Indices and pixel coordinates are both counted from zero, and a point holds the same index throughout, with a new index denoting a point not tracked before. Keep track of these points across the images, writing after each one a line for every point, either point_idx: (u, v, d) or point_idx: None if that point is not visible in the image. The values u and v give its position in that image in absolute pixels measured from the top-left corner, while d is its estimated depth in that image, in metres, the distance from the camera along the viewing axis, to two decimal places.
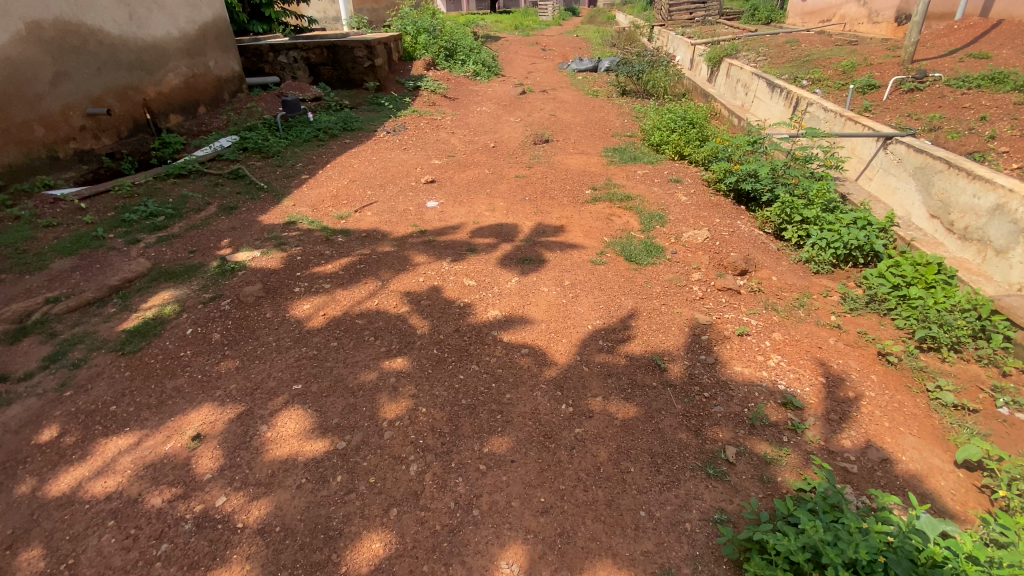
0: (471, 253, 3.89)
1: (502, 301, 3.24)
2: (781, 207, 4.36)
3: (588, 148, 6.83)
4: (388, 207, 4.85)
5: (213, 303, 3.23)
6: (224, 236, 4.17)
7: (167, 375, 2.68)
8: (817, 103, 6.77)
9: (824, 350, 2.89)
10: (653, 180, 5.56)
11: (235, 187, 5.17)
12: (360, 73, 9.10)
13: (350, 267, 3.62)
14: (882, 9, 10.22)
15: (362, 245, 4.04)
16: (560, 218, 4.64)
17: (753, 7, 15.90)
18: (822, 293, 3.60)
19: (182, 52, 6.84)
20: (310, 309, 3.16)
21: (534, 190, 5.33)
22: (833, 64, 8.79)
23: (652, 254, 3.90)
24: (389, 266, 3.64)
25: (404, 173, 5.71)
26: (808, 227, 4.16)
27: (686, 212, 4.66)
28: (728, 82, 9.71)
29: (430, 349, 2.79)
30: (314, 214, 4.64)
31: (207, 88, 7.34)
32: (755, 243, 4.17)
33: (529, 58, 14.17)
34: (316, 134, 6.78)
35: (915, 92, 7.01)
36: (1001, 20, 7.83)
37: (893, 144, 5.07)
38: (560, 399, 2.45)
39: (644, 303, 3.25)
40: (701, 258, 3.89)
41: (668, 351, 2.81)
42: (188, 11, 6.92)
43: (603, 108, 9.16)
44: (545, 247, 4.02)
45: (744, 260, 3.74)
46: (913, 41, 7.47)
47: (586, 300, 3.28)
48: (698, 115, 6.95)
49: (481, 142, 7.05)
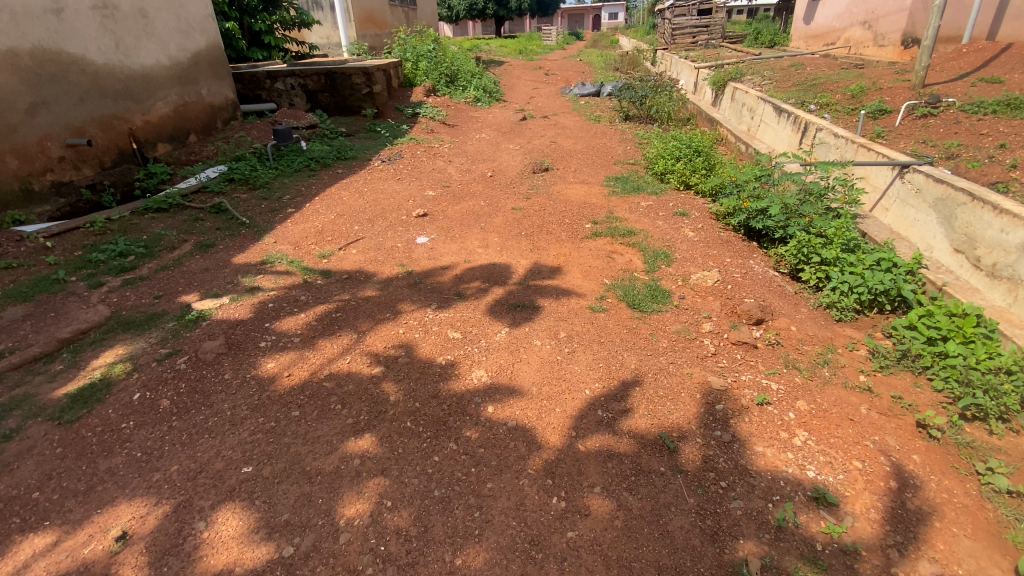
0: (459, 298, 3.56)
1: (489, 358, 2.90)
2: (798, 246, 4.02)
3: (589, 177, 6.55)
4: (373, 244, 4.55)
5: (169, 361, 2.92)
6: (194, 279, 3.88)
7: (102, 454, 2.37)
8: (827, 129, 6.49)
9: (857, 422, 2.52)
10: (659, 213, 5.24)
11: (215, 223, 4.90)
12: (358, 100, 8.95)
13: (324, 317, 3.31)
14: (888, 32, 10.03)
15: (341, 289, 3.72)
16: (558, 256, 4.32)
17: (756, 31, 15.81)
18: (847, 346, 3.24)
19: (172, 81, 6.68)
20: (275, 368, 2.84)
21: (532, 224, 5.02)
22: (841, 88, 8.53)
23: (657, 300, 3.55)
24: (367, 316, 3.32)
25: (395, 205, 5.44)
26: (827, 269, 3.81)
27: (694, 249, 4.33)
28: (733, 106, 9.47)
29: (403, 422, 2.44)
30: (295, 252, 4.35)
31: (198, 116, 7.16)
32: (770, 286, 3.82)
33: (531, 83, 14.09)
34: (308, 163, 6.55)
35: (929, 117, 6.71)
36: (1009, 44, 7.59)
37: (910, 173, 4.74)
38: (550, 491, 2.10)
39: (649, 361, 2.90)
40: (712, 304, 3.54)
41: (677, 424, 2.45)
42: (179, 39, 6.78)
43: (606, 134, 8.95)
44: (539, 291, 3.70)
45: (759, 308, 3.38)
46: (925, 65, 7.21)
47: (583, 357, 2.93)
48: (704, 142, 6.68)
49: (478, 171, 6.80)
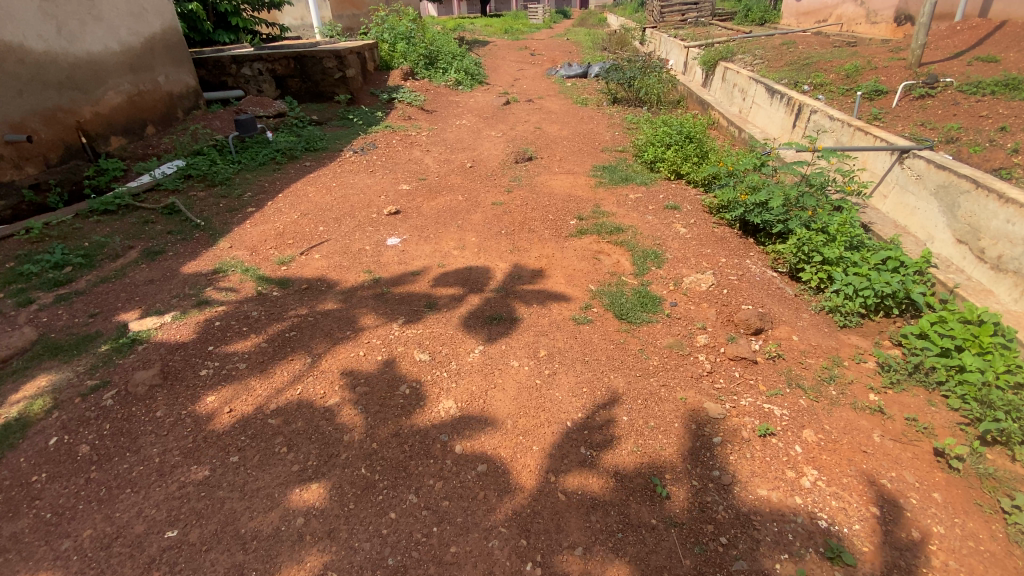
0: (429, 310, 3.23)
1: (459, 384, 2.57)
2: (798, 244, 3.72)
3: (575, 167, 6.19)
4: (339, 246, 4.18)
5: (94, 396, 2.57)
6: (136, 293, 3.51)
7: (6, 516, 2.03)
8: (822, 111, 6.18)
9: (871, 455, 2.25)
10: (648, 206, 4.91)
11: (167, 226, 4.51)
12: (331, 86, 8.44)
13: (276, 337, 2.96)
14: (881, 9, 9.68)
15: (298, 302, 3.37)
16: (540, 258, 3.99)
17: (746, 8, 15.30)
18: (853, 358, 2.97)
19: (124, 68, 6.17)
20: (215, 403, 2.51)
21: (512, 221, 4.67)
22: (835, 68, 8.17)
23: (646, 308, 3.24)
24: (324, 334, 2.98)
25: (365, 202, 5.05)
26: (830, 269, 3.52)
27: (686, 248, 4.02)
28: (724, 87, 9.08)
29: (357, 469, 2.13)
30: (251, 258, 3.98)
31: (155, 105, 6.65)
32: (769, 289, 3.53)
33: (516, 64, 13.55)
34: (273, 156, 6.11)
35: (927, 99, 6.41)
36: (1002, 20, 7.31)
37: (911, 158, 4.41)
38: (524, 555, 1.81)
39: (639, 383, 2.59)
40: (707, 311, 3.24)
41: (669, 464, 2.15)
42: (130, 22, 6.24)
43: (593, 119, 8.55)
44: (519, 299, 3.36)
45: (758, 316, 3.10)
46: (921, 43, 6.89)
47: (566, 380, 2.61)
48: (696, 127, 6.33)
49: (457, 161, 6.41)
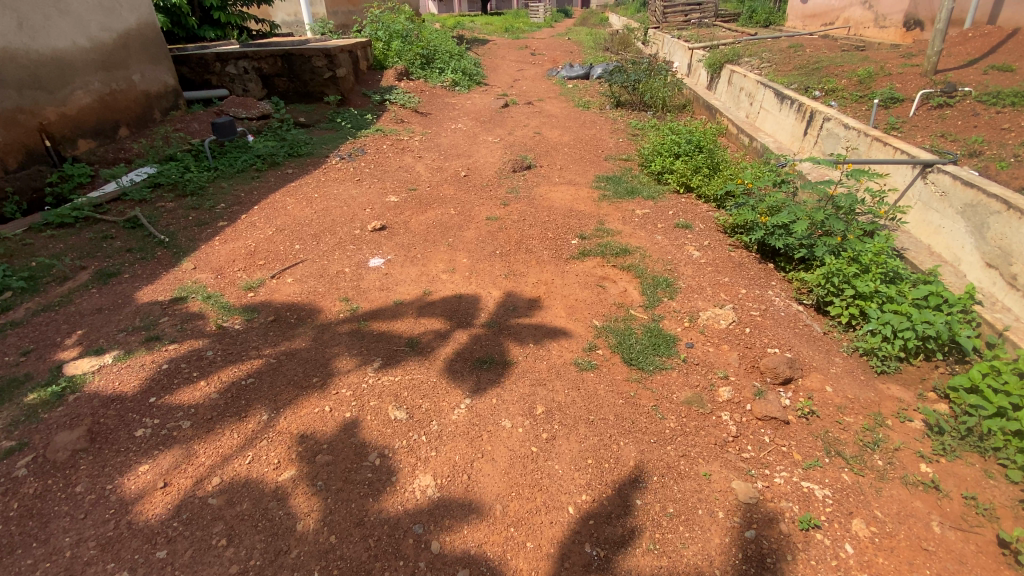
0: (411, 352, 2.81)
1: (439, 453, 2.17)
2: (827, 275, 3.31)
3: (576, 177, 5.79)
4: (315, 268, 3.77)
5: (7, 463, 2.19)
6: (80, 324, 3.11)
7: None
8: (836, 119, 5.80)
9: (931, 556, 1.87)
10: (656, 224, 4.51)
11: (127, 242, 4.10)
12: (320, 86, 8.01)
13: (229, 387, 2.58)
14: (890, 13, 9.27)
15: (261, 338, 2.97)
16: (538, 284, 3.58)
17: (750, 9, 14.88)
18: (897, 416, 2.57)
19: (94, 65, 5.73)
20: (149, 476, 2.12)
21: (508, 239, 4.28)
22: (848, 72, 7.76)
23: (659, 352, 2.83)
24: (286, 383, 2.58)
25: (347, 215, 4.64)
26: (863, 304, 3.12)
27: (701, 275, 3.62)
28: (731, 91, 8.68)
29: (309, 573, 1.73)
30: (216, 282, 3.57)
31: (130, 106, 6.22)
32: (796, 327, 3.13)
33: (515, 64, 13.11)
34: (253, 162, 5.70)
35: (946, 108, 6.01)
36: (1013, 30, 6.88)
37: (934, 173, 4.01)
38: None
39: (652, 453, 2.20)
40: (729, 355, 2.84)
41: (693, 569, 1.78)
42: (101, 16, 5.80)
43: (595, 124, 8.15)
44: (514, 336, 2.95)
45: (787, 363, 2.71)
46: (937, 49, 6.50)
47: (566, 449, 2.21)
48: (706, 135, 5.92)
49: (451, 169, 5.99)
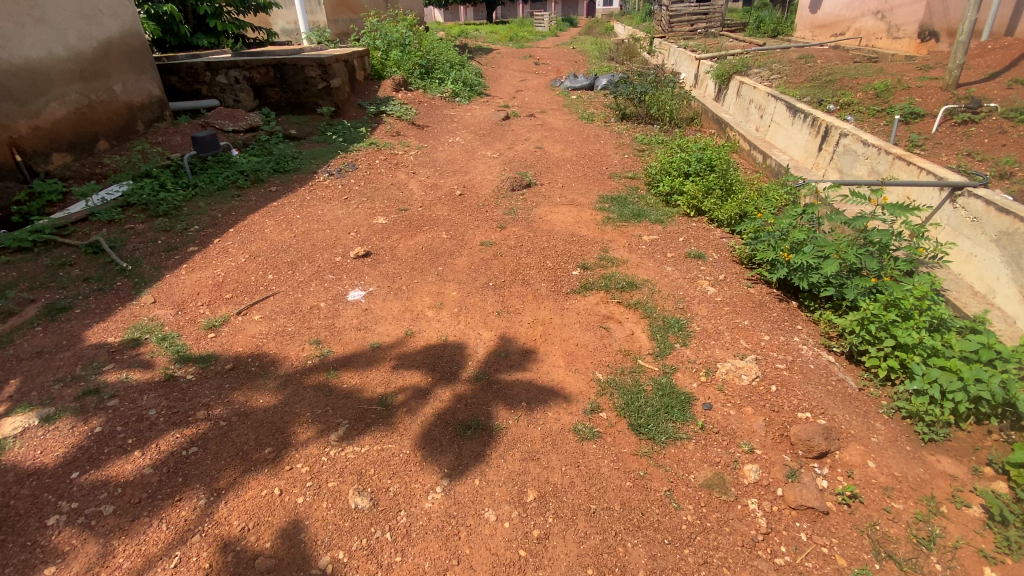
0: (384, 414, 2.44)
1: (405, 558, 1.81)
2: (862, 321, 2.91)
3: (579, 197, 5.41)
4: (287, 303, 3.40)
5: None
6: (15, 369, 2.76)
7: None
8: (853, 134, 5.43)
9: None
10: (666, 253, 4.13)
11: (86, 270, 3.74)
12: (313, 96, 7.67)
13: (168, 458, 2.22)
14: (904, 23, 8.87)
15: (213, 393, 2.60)
16: (535, 324, 3.20)
17: (758, 19, 14.56)
18: (952, 501, 2.17)
19: (72, 76, 5.42)
20: None
21: (503, 269, 3.90)
22: (863, 85, 7.37)
23: (672, 416, 2.43)
24: (232, 455, 2.22)
25: (330, 239, 4.28)
26: (905, 356, 2.72)
27: (717, 316, 3.23)
28: (739, 103, 8.34)
29: None
30: (175, 319, 3.21)
31: (112, 118, 5.88)
32: (828, 383, 2.73)
33: (519, 75, 12.80)
34: (235, 178, 5.37)
35: (971, 125, 5.63)
36: None
37: (966, 198, 3.67)
38: None
39: (666, 560, 1.83)
40: (754, 422, 2.44)
41: None
42: (81, 25, 5.50)
43: (600, 138, 7.78)
44: (503, 394, 2.57)
45: (822, 434, 2.32)
46: (959, 62, 6.12)
47: (561, 553, 1.84)
48: (718, 151, 5.53)
49: (446, 187, 5.63)
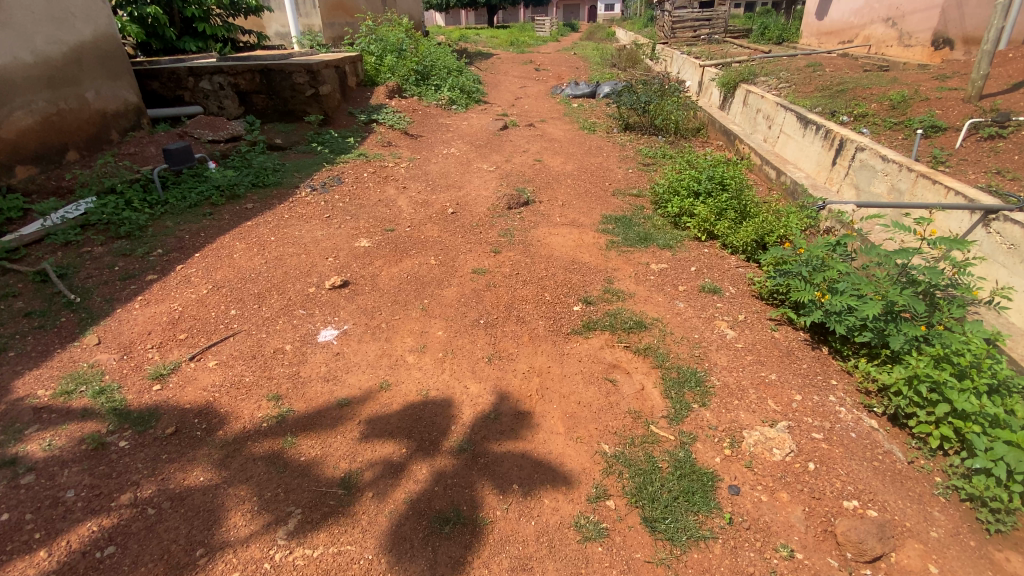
0: (346, 501, 2.03)
1: None
2: (911, 378, 2.49)
3: (580, 216, 5.01)
4: (249, 345, 3.00)
5: None
6: None
7: None
8: (870, 148, 5.06)
9: None
10: (677, 286, 3.72)
11: (29, 303, 3.33)
12: (301, 104, 7.27)
13: (76, 564, 1.80)
14: (916, 30, 8.44)
15: (148, 466, 2.18)
16: (530, 374, 2.79)
17: (762, 25, 14.17)
18: None
19: (39, 82, 5.02)
20: None
21: (496, 302, 3.50)
22: (878, 95, 6.97)
23: (694, 505, 2.04)
24: (159, 558, 1.81)
25: (305, 266, 3.87)
26: (966, 424, 2.30)
27: (740, 368, 2.83)
28: (747, 113, 7.97)
29: None
30: (120, 366, 2.80)
31: (83, 127, 5.48)
32: (873, 458, 2.32)
33: (519, 81, 12.41)
34: (210, 194, 4.97)
35: (998, 140, 5.22)
36: None
37: (1005, 223, 3.32)
38: None
39: None
40: (792, 512, 2.06)
41: None
42: (50, 28, 5.10)
43: (602, 150, 7.39)
44: (490, 473, 2.17)
45: (875, 534, 1.93)
46: (982, 73, 5.71)
47: None
48: (731, 167, 5.12)
49: (437, 204, 5.23)
